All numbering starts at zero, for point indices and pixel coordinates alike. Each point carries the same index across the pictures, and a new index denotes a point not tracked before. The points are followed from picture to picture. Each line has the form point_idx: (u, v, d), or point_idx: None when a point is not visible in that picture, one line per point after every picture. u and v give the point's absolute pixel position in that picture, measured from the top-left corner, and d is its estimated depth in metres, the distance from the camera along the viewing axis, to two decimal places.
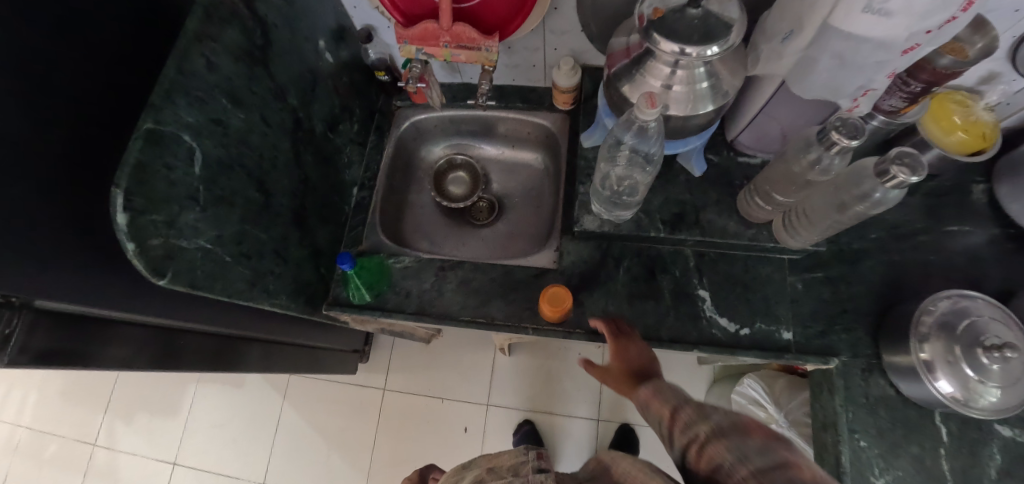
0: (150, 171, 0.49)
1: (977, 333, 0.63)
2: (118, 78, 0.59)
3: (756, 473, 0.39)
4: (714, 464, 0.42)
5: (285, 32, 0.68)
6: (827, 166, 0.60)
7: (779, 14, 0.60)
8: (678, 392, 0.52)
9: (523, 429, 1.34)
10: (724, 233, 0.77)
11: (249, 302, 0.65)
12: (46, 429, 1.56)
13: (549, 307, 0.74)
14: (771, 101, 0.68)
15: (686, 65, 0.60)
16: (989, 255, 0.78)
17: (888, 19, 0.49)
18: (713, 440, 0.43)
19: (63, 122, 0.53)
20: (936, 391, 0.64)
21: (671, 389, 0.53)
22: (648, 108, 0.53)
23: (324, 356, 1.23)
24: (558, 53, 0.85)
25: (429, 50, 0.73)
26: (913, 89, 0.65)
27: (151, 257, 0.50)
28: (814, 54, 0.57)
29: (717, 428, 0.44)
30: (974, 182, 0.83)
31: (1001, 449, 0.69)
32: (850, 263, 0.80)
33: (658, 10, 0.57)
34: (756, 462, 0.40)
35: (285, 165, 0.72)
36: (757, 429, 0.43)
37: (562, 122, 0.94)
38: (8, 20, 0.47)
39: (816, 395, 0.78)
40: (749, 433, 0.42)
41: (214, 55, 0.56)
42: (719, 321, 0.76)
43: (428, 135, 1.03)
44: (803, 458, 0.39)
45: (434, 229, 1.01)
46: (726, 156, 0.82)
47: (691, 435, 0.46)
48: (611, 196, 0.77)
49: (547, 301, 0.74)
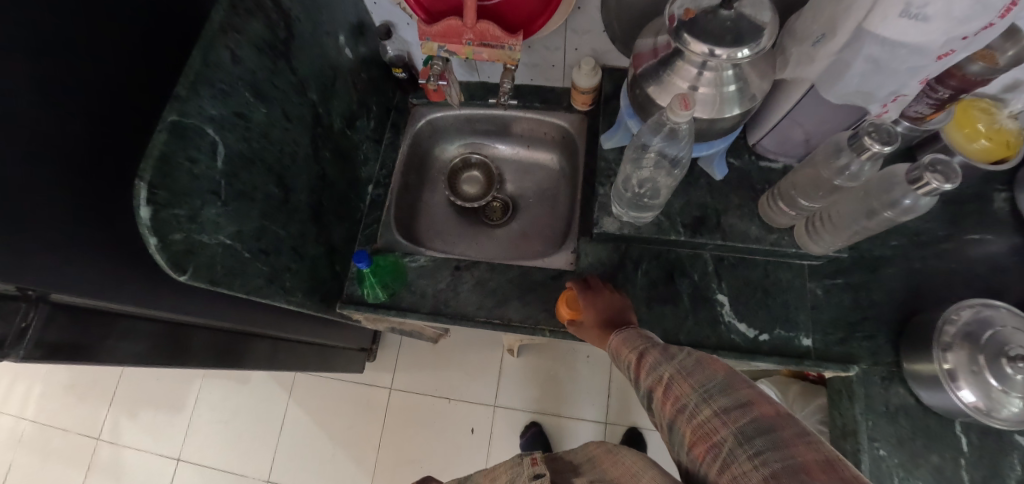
0: (173, 164, 0.48)
1: (1002, 343, 0.61)
2: (142, 70, 0.58)
3: (722, 413, 0.39)
4: (679, 403, 0.42)
5: (307, 25, 0.68)
6: (857, 173, 0.59)
7: (811, 17, 0.59)
8: (646, 338, 0.52)
9: (530, 431, 1.33)
10: (745, 238, 0.76)
11: (266, 299, 0.64)
12: (50, 423, 1.55)
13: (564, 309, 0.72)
14: (798, 105, 0.67)
15: (715, 67, 0.60)
16: (1012, 264, 0.78)
17: (926, 23, 0.48)
18: (677, 380, 0.43)
19: (85, 113, 0.52)
20: (958, 400, 0.64)
21: (637, 336, 0.52)
22: (682, 109, 0.52)
23: (332, 354, 1.23)
24: (579, 53, 0.84)
25: (450, 47, 0.72)
26: (941, 94, 0.65)
27: (173, 252, 0.49)
28: (846, 58, 0.56)
29: (682, 367, 0.44)
30: (996, 191, 0.83)
31: (1023, 460, 0.68)
32: (870, 269, 0.79)
33: (689, 10, 0.57)
34: (721, 400, 0.39)
35: (304, 160, 0.71)
36: (717, 364, 0.43)
37: (580, 122, 0.93)
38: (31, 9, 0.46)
39: (835, 403, 0.77)
40: (710, 370, 0.42)
41: (238, 48, 0.55)
42: (738, 326, 0.76)
43: (443, 133, 1.02)
44: (762, 394, 0.39)
45: (448, 229, 1.00)
46: (747, 160, 0.81)
47: (654, 377, 0.45)
48: (633, 198, 0.76)
49: (565, 302, 0.72)
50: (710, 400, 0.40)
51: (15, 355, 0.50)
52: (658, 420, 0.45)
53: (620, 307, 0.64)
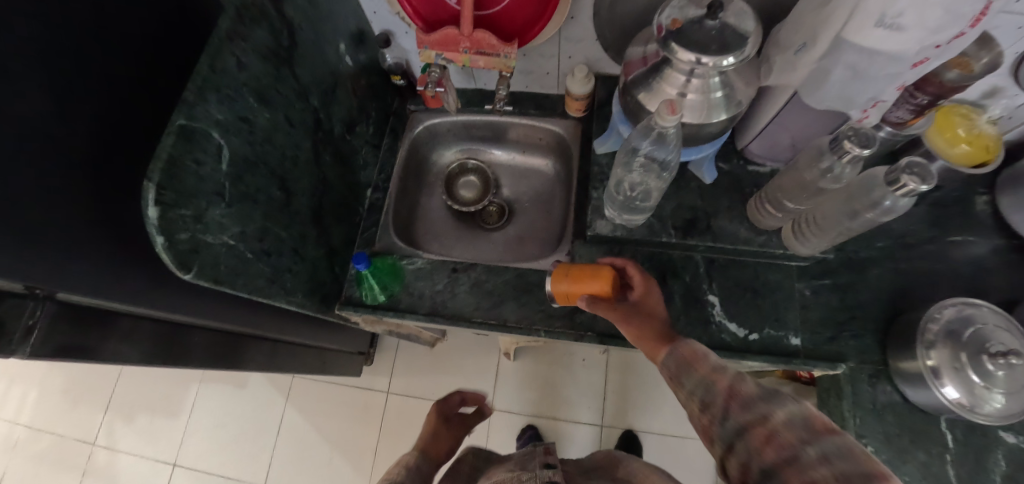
0: (181, 166, 0.50)
1: (982, 340, 0.65)
2: (146, 75, 0.60)
3: (841, 478, 0.35)
4: (772, 444, 0.39)
5: (309, 34, 0.70)
6: (839, 175, 0.62)
7: (794, 26, 0.62)
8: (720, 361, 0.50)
9: (527, 434, 1.35)
10: (735, 239, 0.78)
11: (267, 299, 0.66)
12: (44, 429, 1.54)
13: (570, 281, 0.65)
14: (783, 111, 0.70)
15: (702, 74, 0.62)
16: (994, 265, 0.80)
17: (900, 33, 0.51)
18: (782, 429, 0.39)
19: (92, 117, 0.54)
20: (943, 397, 0.66)
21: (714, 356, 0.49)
22: (668, 114, 0.55)
23: (330, 358, 1.23)
24: (572, 60, 0.87)
25: (448, 55, 0.74)
26: (920, 101, 0.68)
27: (178, 251, 0.51)
28: (827, 66, 0.59)
29: (791, 419, 0.40)
30: (978, 194, 0.85)
31: (1005, 456, 0.70)
32: (858, 270, 0.81)
33: (676, 20, 0.59)
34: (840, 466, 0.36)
35: (305, 164, 0.73)
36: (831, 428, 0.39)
37: (574, 128, 0.95)
38: (42, 17, 0.48)
39: (824, 401, 0.78)
40: (824, 432, 0.38)
41: (243, 55, 0.57)
42: (728, 326, 0.78)
43: (440, 139, 1.04)
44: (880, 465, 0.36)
45: (445, 232, 1.02)
46: (736, 165, 0.83)
47: (755, 416, 0.41)
48: (625, 201, 0.77)
49: (611, 278, 0.62)
50: (811, 449, 0.38)
51: (21, 353, 0.51)
52: (721, 449, 0.44)
53: (652, 287, 0.62)
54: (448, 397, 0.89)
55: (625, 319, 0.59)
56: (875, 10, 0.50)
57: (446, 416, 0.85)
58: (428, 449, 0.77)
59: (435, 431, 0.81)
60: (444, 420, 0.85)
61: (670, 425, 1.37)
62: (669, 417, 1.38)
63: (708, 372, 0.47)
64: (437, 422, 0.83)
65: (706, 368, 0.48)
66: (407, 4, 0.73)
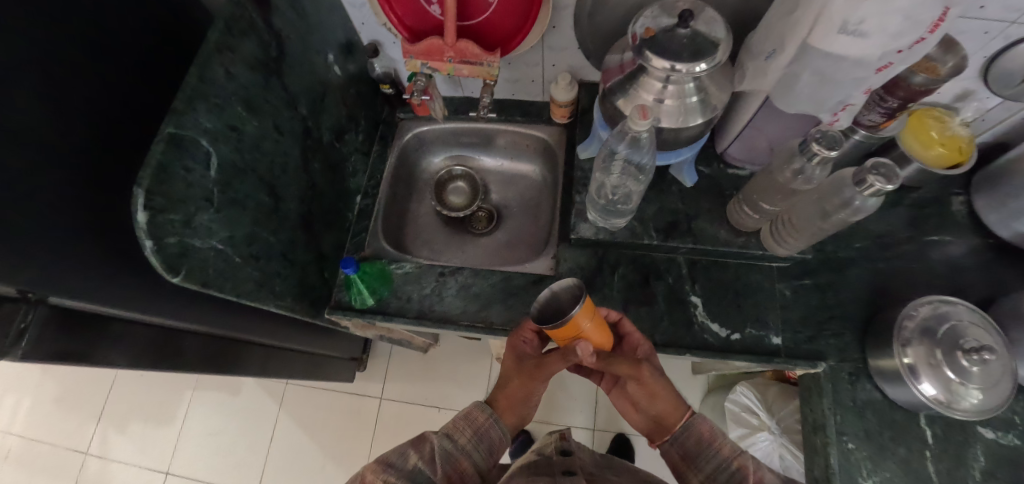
0: (169, 173, 0.52)
1: (957, 337, 0.66)
2: (134, 85, 0.62)
3: None
4: None
5: (297, 44, 0.72)
6: (810, 176, 0.64)
7: (763, 34, 0.64)
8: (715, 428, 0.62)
9: (519, 438, 1.36)
10: (715, 241, 0.80)
11: (256, 303, 0.67)
12: (37, 438, 1.54)
13: (593, 325, 0.56)
14: (757, 115, 0.72)
15: (677, 81, 0.64)
16: (970, 264, 0.82)
17: (863, 39, 0.53)
18: None
19: (84, 126, 0.56)
20: (920, 394, 0.67)
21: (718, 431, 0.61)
22: (641, 119, 0.57)
23: (323, 363, 1.24)
24: (556, 69, 0.89)
25: (433, 64, 0.77)
26: (890, 105, 0.70)
27: (167, 255, 0.52)
28: (795, 71, 0.61)
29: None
30: (953, 194, 0.87)
31: (984, 451, 0.71)
32: (837, 270, 0.83)
33: (649, 29, 0.61)
34: None
35: (294, 171, 0.75)
36: None
37: (559, 134, 0.98)
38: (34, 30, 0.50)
39: (806, 399, 0.80)
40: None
41: (232, 66, 0.59)
42: (711, 326, 0.79)
43: (429, 146, 1.06)
44: None
45: (434, 237, 1.04)
46: (716, 168, 0.86)
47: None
48: (607, 204, 0.80)
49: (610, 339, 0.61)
50: None
51: (13, 354, 0.53)
52: None
53: (650, 350, 0.67)
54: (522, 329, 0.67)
55: (649, 380, 0.62)
56: (838, 18, 0.52)
57: (522, 360, 0.64)
58: (502, 399, 0.65)
59: (509, 374, 0.65)
60: (518, 364, 0.64)
61: None
62: None
63: (733, 459, 0.57)
64: (510, 364, 0.65)
65: (730, 453, 0.58)
66: (393, 15, 0.75)
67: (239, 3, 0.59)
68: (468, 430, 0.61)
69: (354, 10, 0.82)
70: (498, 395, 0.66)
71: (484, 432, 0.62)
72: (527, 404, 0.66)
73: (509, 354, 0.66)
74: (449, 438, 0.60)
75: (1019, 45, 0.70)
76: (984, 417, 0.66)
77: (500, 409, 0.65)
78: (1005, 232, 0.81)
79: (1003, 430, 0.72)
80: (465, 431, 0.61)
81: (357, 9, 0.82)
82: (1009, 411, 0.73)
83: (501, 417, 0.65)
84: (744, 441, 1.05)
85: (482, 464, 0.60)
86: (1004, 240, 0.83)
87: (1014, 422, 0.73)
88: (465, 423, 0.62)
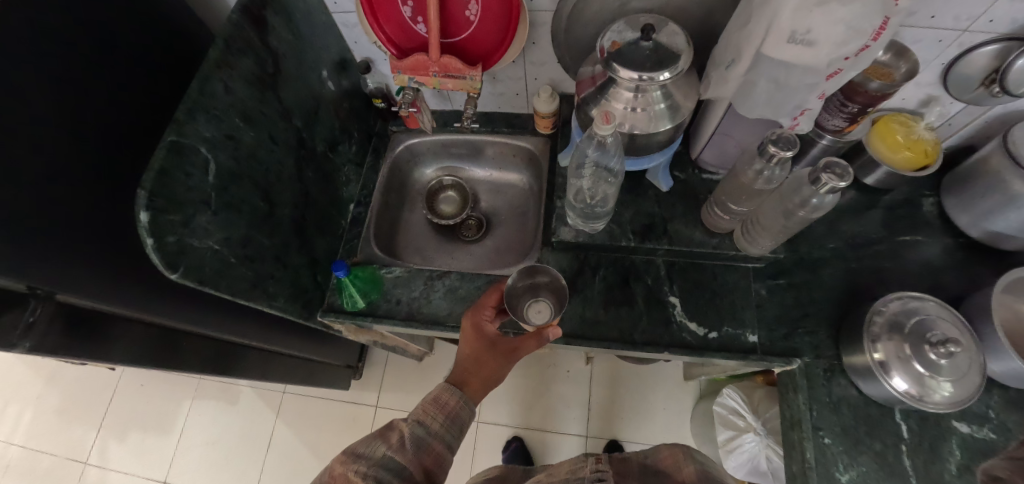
0: (170, 177, 0.56)
1: (925, 330, 0.67)
2: (135, 100, 0.67)
3: None
4: None
5: (293, 62, 0.78)
6: (771, 176, 0.70)
7: (724, 45, 0.69)
8: None
9: (513, 445, 1.36)
10: (690, 242, 0.83)
11: (250, 302, 0.71)
12: (38, 448, 1.57)
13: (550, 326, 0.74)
14: (723, 121, 0.77)
15: (645, 90, 0.69)
16: (942, 263, 0.84)
17: (811, 47, 0.57)
18: None
19: (92, 136, 0.61)
20: (892, 389, 0.67)
21: None
22: (603, 124, 0.63)
23: (319, 370, 1.27)
24: (538, 82, 0.94)
25: (419, 79, 0.83)
26: (852, 109, 0.74)
27: (167, 253, 0.56)
28: (753, 79, 0.65)
29: None
30: (925, 196, 0.90)
31: (960, 445, 0.71)
32: (810, 270, 0.85)
33: (615, 43, 0.66)
34: None
35: (288, 179, 0.79)
36: None
37: (543, 144, 1.02)
38: (47, 50, 0.56)
39: (783, 396, 0.81)
40: None
41: (230, 80, 0.65)
42: (689, 325, 0.81)
43: (421, 158, 1.11)
44: None
45: (426, 244, 1.08)
46: (691, 173, 0.90)
47: None
48: (585, 208, 0.84)
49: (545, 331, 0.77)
50: None
51: (21, 346, 0.57)
52: None
53: None
54: (483, 307, 0.76)
55: None
56: (786, 28, 0.57)
57: (493, 340, 0.73)
58: (474, 380, 0.72)
59: (481, 355, 0.73)
60: (490, 343, 0.73)
61: (656, 435, 1.38)
62: (655, 427, 1.39)
63: None
64: (480, 344, 0.73)
65: None
66: (381, 33, 0.81)
67: (237, 25, 0.65)
68: (441, 416, 0.69)
69: (347, 30, 0.89)
70: (466, 376, 0.73)
71: (455, 415, 0.69)
72: (493, 382, 0.74)
73: (476, 333, 0.73)
74: (421, 424, 0.67)
75: (972, 52, 0.73)
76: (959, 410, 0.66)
77: (468, 391, 0.72)
78: (975, 232, 0.83)
79: (978, 424, 0.72)
80: (437, 418, 0.68)
81: (349, 29, 0.88)
82: (984, 406, 0.73)
83: (470, 399, 0.72)
84: (731, 443, 1.08)
85: (454, 442, 0.69)
86: (975, 239, 0.85)
87: (989, 417, 0.73)
88: (436, 409, 0.69)
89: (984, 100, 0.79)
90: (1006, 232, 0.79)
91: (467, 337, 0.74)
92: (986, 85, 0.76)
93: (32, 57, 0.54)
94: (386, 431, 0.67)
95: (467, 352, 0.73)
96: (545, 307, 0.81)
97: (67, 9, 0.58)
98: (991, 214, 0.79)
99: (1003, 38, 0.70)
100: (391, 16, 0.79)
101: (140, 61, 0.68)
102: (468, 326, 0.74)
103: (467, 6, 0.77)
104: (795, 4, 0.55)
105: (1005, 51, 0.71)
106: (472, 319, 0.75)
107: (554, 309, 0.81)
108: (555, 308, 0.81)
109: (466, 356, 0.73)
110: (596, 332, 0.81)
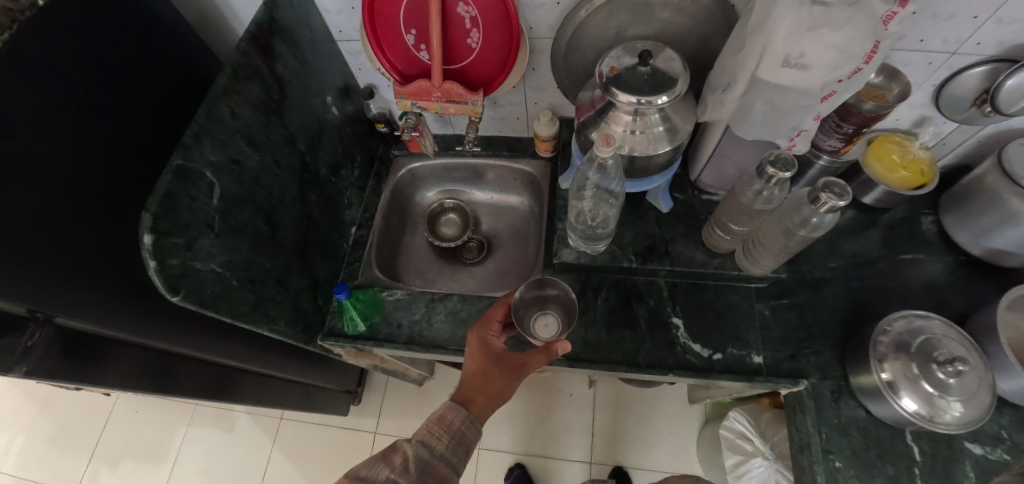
0: (176, 200, 0.57)
1: (931, 350, 0.66)
2: (142, 126, 0.68)
3: None
4: None
5: (299, 88, 0.80)
6: (770, 196, 0.70)
7: (718, 70, 0.70)
8: None
9: (513, 473, 1.33)
10: (692, 262, 0.84)
11: (249, 325, 0.70)
12: (27, 477, 1.52)
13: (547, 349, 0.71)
14: (721, 143, 0.79)
15: (643, 113, 0.70)
16: (943, 281, 0.84)
17: (805, 71, 0.59)
18: None
19: (99, 162, 0.62)
20: (902, 409, 0.66)
21: None
22: (604, 146, 0.64)
23: (318, 395, 1.25)
24: (539, 106, 0.96)
25: (422, 103, 0.85)
26: (846, 130, 0.74)
27: (169, 275, 0.56)
28: (749, 102, 0.66)
29: None
30: (923, 215, 0.91)
31: (973, 467, 0.69)
32: (813, 289, 0.85)
33: (614, 68, 0.68)
34: None
35: (292, 202, 0.80)
36: None
37: (544, 168, 1.04)
38: (58, 79, 0.57)
39: (790, 419, 0.79)
40: None
41: (237, 106, 0.66)
42: (693, 347, 0.80)
43: (422, 181, 1.12)
44: None
45: (427, 266, 1.08)
46: (691, 194, 0.91)
47: None
48: (586, 229, 0.85)
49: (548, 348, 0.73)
50: None
51: (17, 370, 0.56)
52: None
53: None
54: (489, 323, 0.73)
55: None
56: (780, 52, 0.58)
57: (500, 356, 0.72)
58: (480, 399, 0.71)
59: (488, 373, 0.71)
60: (497, 359, 0.71)
61: (662, 460, 1.35)
62: (660, 452, 1.36)
63: None
64: (487, 361, 0.71)
65: None
66: (385, 60, 0.83)
67: (245, 52, 0.67)
68: (446, 437, 0.68)
69: (352, 57, 0.92)
70: (471, 395, 0.71)
71: (461, 436, 0.68)
72: (500, 400, 0.72)
73: (483, 350, 0.72)
74: (424, 446, 0.66)
75: (961, 74, 0.75)
76: (969, 431, 0.64)
77: (474, 412, 0.71)
78: (976, 249, 0.83)
79: (991, 446, 0.71)
80: (442, 439, 0.67)
81: (355, 57, 0.92)
82: (995, 426, 0.72)
83: (476, 418, 0.71)
84: (740, 468, 1.06)
85: (459, 465, 0.68)
86: (976, 257, 0.85)
87: (1002, 438, 0.71)
88: (441, 430, 0.68)
89: (976, 119, 0.79)
90: (1007, 249, 0.79)
91: (473, 354, 0.72)
92: (977, 105, 0.77)
93: (43, 83, 0.55)
94: (389, 453, 0.66)
95: (473, 370, 0.71)
96: (552, 321, 0.80)
97: (78, 36, 0.60)
98: (991, 232, 0.79)
99: (991, 59, 0.72)
100: (394, 43, 0.81)
101: (147, 89, 0.70)
102: (473, 343, 0.72)
103: (469, 34, 0.79)
104: (789, 29, 0.56)
105: (993, 72, 0.72)
106: (478, 336, 0.73)
107: (562, 324, 0.80)
108: (563, 324, 0.80)
109: (472, 373, 0.71)
110: (599, 355, 0.80)
